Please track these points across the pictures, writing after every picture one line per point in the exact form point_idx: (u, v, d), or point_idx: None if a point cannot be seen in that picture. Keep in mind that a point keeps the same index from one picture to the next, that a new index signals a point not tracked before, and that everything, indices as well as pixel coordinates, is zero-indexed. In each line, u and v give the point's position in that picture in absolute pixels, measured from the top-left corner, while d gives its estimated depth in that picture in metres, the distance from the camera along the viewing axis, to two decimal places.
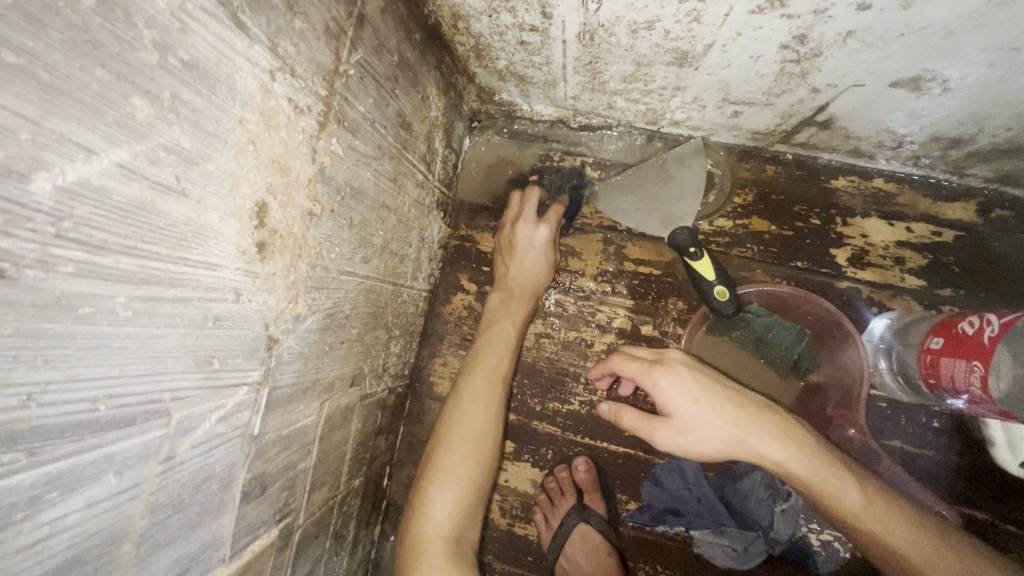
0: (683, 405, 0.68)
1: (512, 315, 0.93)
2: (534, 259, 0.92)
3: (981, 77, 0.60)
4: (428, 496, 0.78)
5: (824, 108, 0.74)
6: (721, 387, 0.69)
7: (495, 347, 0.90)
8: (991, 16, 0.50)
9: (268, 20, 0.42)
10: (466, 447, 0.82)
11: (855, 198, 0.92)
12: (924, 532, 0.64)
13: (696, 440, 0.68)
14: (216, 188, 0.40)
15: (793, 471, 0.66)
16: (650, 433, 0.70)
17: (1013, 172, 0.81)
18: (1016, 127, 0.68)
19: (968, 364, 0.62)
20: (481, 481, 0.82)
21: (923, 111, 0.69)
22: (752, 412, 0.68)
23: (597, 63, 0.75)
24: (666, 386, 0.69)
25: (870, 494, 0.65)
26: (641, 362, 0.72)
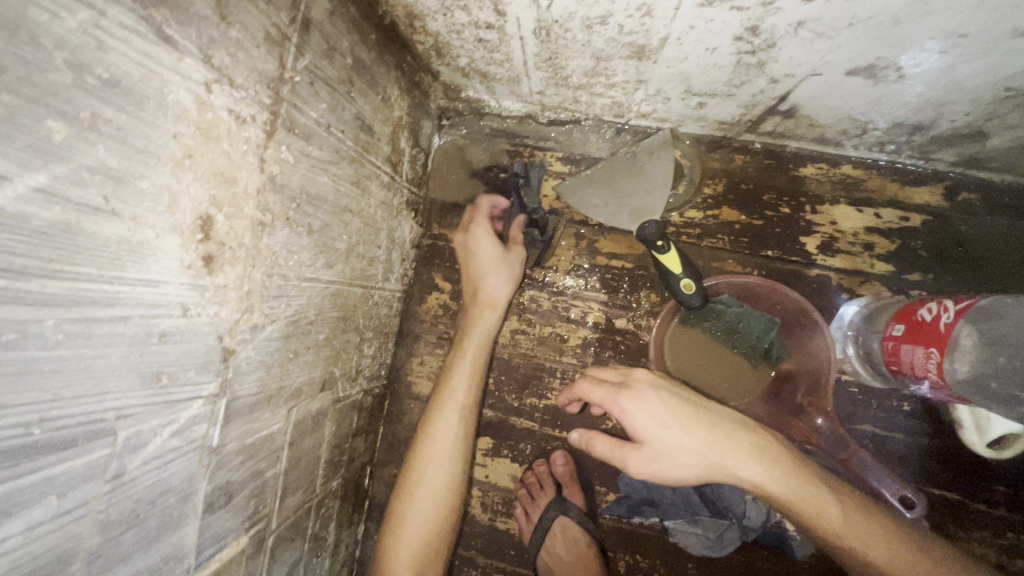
0: (653, 432, 0.68)
1: (475, 331, 0.93)
2: (486, 266, 0.92)
3: (934, 65, 0.60)
4: (391, 548, 0.84)
5: (786, 97, 0.74)
6: (690, 407, 0.70)
7: (460, 380, 0.91)
8: (937, 5, 0.50)
9: (198, 32, 0.42)
10: (431, 486, 0.86)
11: (824, 185, 0.92)
12: (904, 544, 0.65)
13: (669, 465, 0.68)
14: (152, 205, 0.40)
15: (771, 490, 0.67)
16: (623, 459, 0.70)
17: (977, 156, 0.81)
18: (974, 112, 0.68)
19: (926, 350, 0.63)
20: (447, 510, 0.88)
21: (882, 98, 0.69)
22: (724, 432, 0.68)
23: (558, 58, 0.75)
24: (633, 412, 0.69)
25: (848, 512, 0.66)
26: (607, 388, 0.72)
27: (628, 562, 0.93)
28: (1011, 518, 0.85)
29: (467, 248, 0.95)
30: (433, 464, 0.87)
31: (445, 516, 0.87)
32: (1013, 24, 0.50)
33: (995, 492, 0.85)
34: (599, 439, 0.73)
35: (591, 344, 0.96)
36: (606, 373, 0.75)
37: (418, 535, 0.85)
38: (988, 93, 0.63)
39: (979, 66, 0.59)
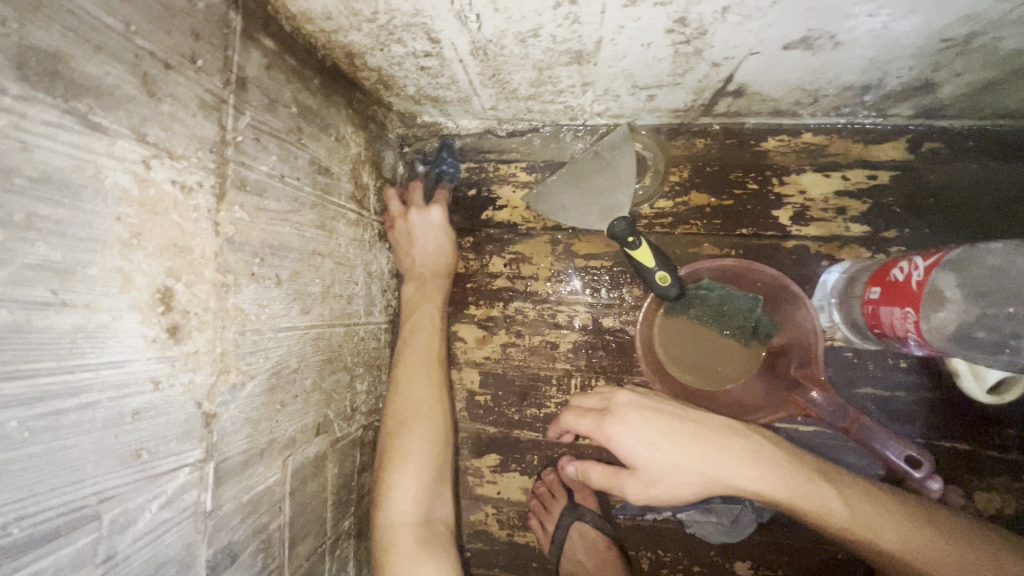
0: (643, 456, 0.68)
1: (431, 291, 0.96)
2: (433, 242, 0.95)
3: (865, 28, 0.60)
4: (387, 488, 0.84)
5: (731, 78, 0.75)
6: (675, 423, 0.71)
7: (424, 330, 0.94)
8: None
9: (127, 113, 0.43)
10: (420, 423, 0.88)
11: (787, 155, 0.92)
12: (917, 525, 0.64)
13: (665, 488, 0.68)
14: (104, 289, 0.41)
15: (771, 494, 0.67)
16: (620, 487, 0.71)
17: (933, 106, 0.81)
18: (918, 66, 0.69)
19: (903, 310, 0.64)
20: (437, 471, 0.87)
21: (824, 65, 0.69)
22: (713, 443, 0.69)
23: (501, 74, 0.75)
24: (621, 438, 0.70)
25: (852, 504, 0.65)
26: (591, 417, 0.73)
27: (652, 558, 0.92)
28: None
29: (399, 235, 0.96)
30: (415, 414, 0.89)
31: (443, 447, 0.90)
32: None
33: (1006, 437, 0.84)
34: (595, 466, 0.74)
35: (582, 347, 0.96)
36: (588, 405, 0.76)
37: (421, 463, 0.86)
38: (926, 47, 0.64)
39: (912, 22, 0.59)
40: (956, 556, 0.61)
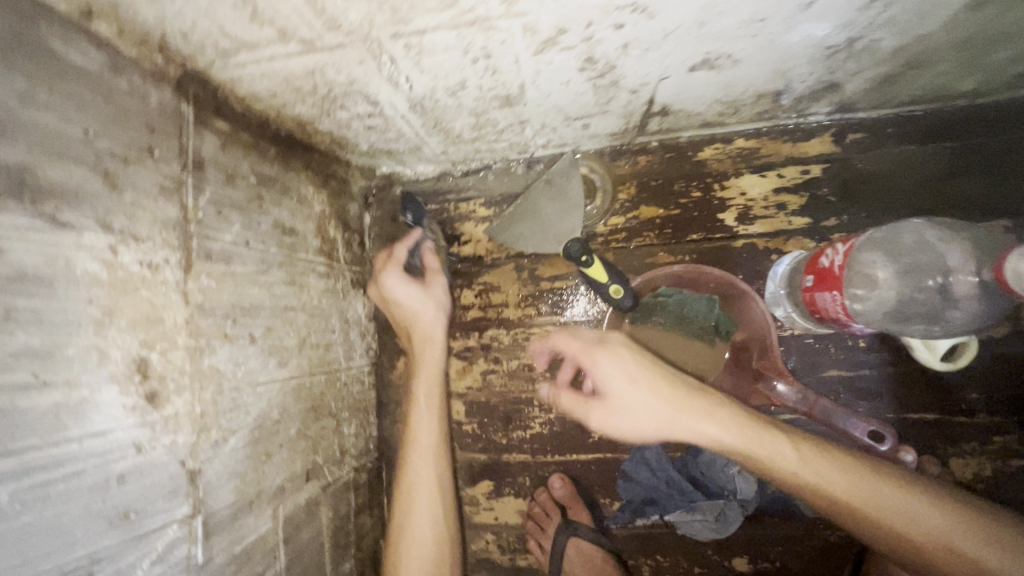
0: (619, 385, 0.72)
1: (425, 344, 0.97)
2: (404, 297, 0.97)
3: (756, 45, 0.66)
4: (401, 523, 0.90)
5: (653, 100, 0.81)
6: (657, 366, 0.74)
7: (423, 377, 0.97)
8: (723, 3, 0.56)
9: (92, 207, 0.48)
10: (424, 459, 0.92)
11: (724, 162, 0.98)
12: (860, 475, 0.68)
13: (627, 418, 0.73)
14: (82, 367, 0.45)
15: (727, 442, 0.70)
16: (587, 412, 0.76)
17: (846, 101, 0.87)
18: (816, 70, 0.75)
19: (831, 293, 0.69)
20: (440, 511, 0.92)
21: (732, 80, 0.76)
22: (682, 391, 0.72)
23: (443, 123, 0.82)
24: (604, 366, 0.74)
25: (802, 452, 0.69)
26: (579, 343, 0.77)
27: (652, 565, 0.94)
28: (994, 421, 0.87)
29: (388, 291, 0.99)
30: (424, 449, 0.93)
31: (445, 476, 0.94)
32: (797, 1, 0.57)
33: (971, 401, 0.88)
34: (572, 397, 0.78)
35: (558, 366, 1.00)
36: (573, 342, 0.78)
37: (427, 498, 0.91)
38: (816, 54, 0.70)
39: (795, 36, 0.65)
40: (896, 500, 0.66)
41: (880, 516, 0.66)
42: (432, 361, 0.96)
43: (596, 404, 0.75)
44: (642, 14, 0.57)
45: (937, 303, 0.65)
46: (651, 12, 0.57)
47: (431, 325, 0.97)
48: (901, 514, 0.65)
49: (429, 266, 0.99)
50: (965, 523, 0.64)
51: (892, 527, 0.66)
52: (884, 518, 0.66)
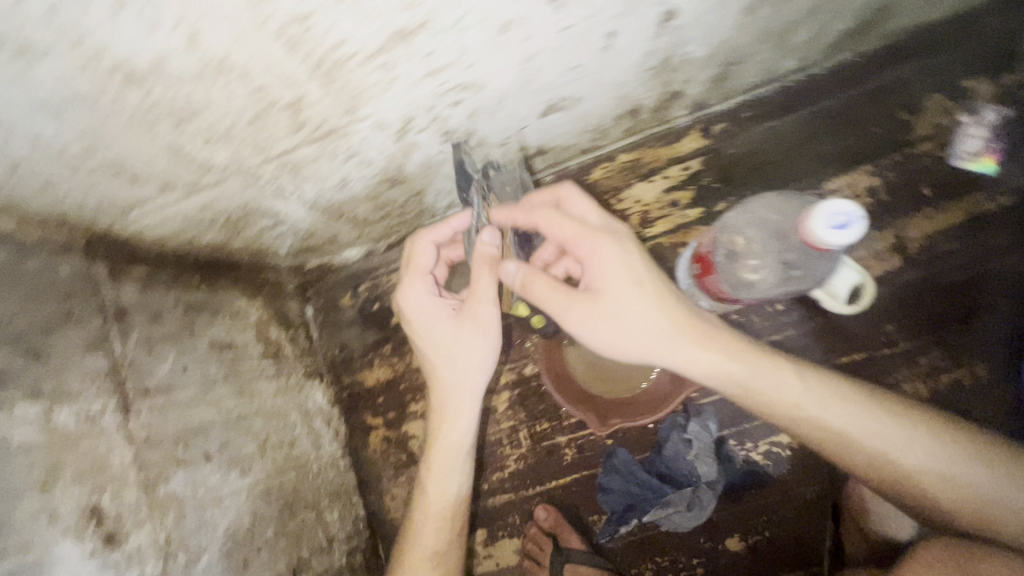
0: (609, 279, 0.66)
1: (456, 361, 0.77)
2: (430, 328, 0.77)
3: (587, 84, 0.75)
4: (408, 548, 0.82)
5: (526, 145, 0.90)
6: (660, 279, 0.67)
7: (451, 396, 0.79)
8: (536, 63, 0.65)
9: (20, 382, 0.54)
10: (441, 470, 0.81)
11: (614, 177, 1.08)
12: (865, 407, 0.66)
13: (610, 319, 0.66)
14: (34, 528, 0.51)
15: (726, 370, 0.67)
16: (562, 309, 0.66)
17: (698, 101, 0.97)
18: (654, 87, 0.84)
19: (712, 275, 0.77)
20: (456, 513, 0.83)
21: (585, 113, 0.85)
22: (678, 309, 0.67)
23: (346, 212, 0.89)
24: (602, 256, 0.66)
25: (806, 384, 0.67)
26: (580, 227, 0.67)
27: (653, 568, 0.97)
28: (914, 347, 0.93)
29: (409, 304, 0.79)
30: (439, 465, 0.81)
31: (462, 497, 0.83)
32: (597, 47, 0.66)
33: (888, 335, 0.94)
34: (547, 291, 0.67)
35: (516, 402, 1.04)
36: (567, 221, 0.67)
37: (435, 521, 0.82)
38: (645, 75, 0.79)
39: (617, 69, 0.74)
40: (904, 442, 0.64)
41: (880, 457, 0.64)
42: (471, 391, 0.78)
43: (579, 303, 0.66)
44: (471, 89, 0.65)
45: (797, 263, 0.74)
46: (479, 86, 0.65)
47: (473, 373, 0.77)
48: (904, 455, 0.64)
49: (476, 288, 0.73)
50: (980, 471, 0.62)
51: (892, 468, 0.64)
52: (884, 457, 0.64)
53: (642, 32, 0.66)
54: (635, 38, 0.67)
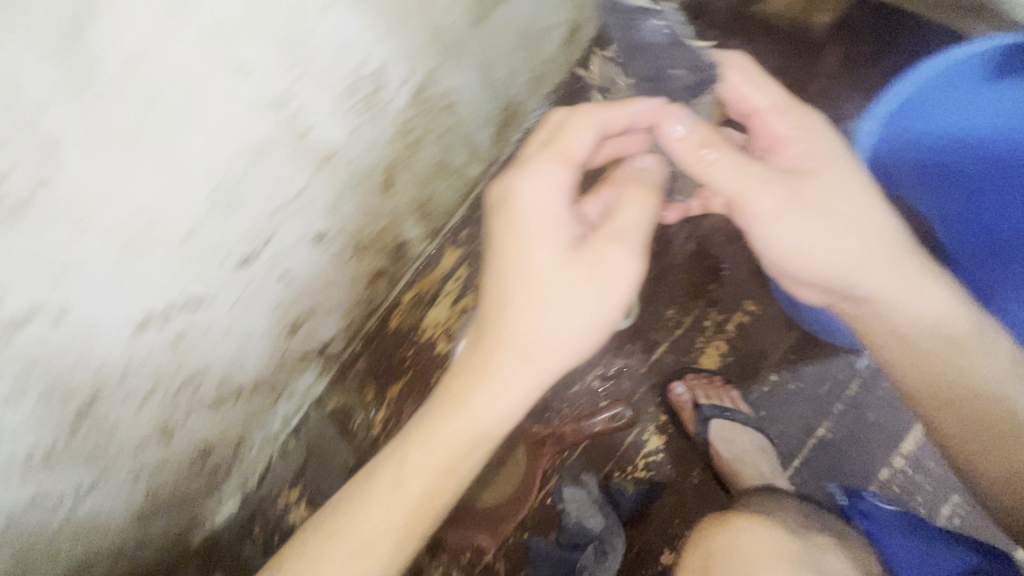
0: (730, 180, 0.61)
1: (510, 359, 0.57)
2: (528, 258, 0.57)
3: (301, 292, 0.85)
4: (360, 509, 0.58)
5: (300, 347, 0.98)
6: (810, 198, 0.62)
7: (493, 373, 0.58)
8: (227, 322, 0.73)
9: None
10: (448, 433, 0.57)
11: (410, 314, 1.16)
12: (956, 342, 0.64)
13: (723, 185, 0.61)
14: None
15: (846, 265, 0.63)
16: (707, 178, 0.62)
17: (428, 228, 1.11)
18: (369, 252, 0.97)
19: None
20: (436, 512, 0.59)
21: (328, 302, 0.95)
22: (823, 207, 0.62)
23: (177, 494, 0.92)
24: (719, 164, 0.61)
25: (892, 278, 0.64)
26: (734, 155, 0.61)
27: None
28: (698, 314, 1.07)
29: (517, 205, 0.58)
30: (455, 419, 0.57)
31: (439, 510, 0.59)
32: (271, 279, 0.76)
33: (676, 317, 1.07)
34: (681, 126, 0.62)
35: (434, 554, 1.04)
36: (762, 92, 0.68)
37: (392, 529, 0.58)
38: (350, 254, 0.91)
39: (315, 270, 0.84)
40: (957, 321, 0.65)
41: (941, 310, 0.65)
42: (545, 360, 0.58)
43: (663, 230, 0.61)
44: (186, 371, 0.73)
45: None
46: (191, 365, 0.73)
47: (535, 342, 0.57)
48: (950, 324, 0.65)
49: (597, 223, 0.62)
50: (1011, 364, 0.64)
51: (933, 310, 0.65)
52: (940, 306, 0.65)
53: (300, 248, 0.78)
54: (299, 254, 0.78)
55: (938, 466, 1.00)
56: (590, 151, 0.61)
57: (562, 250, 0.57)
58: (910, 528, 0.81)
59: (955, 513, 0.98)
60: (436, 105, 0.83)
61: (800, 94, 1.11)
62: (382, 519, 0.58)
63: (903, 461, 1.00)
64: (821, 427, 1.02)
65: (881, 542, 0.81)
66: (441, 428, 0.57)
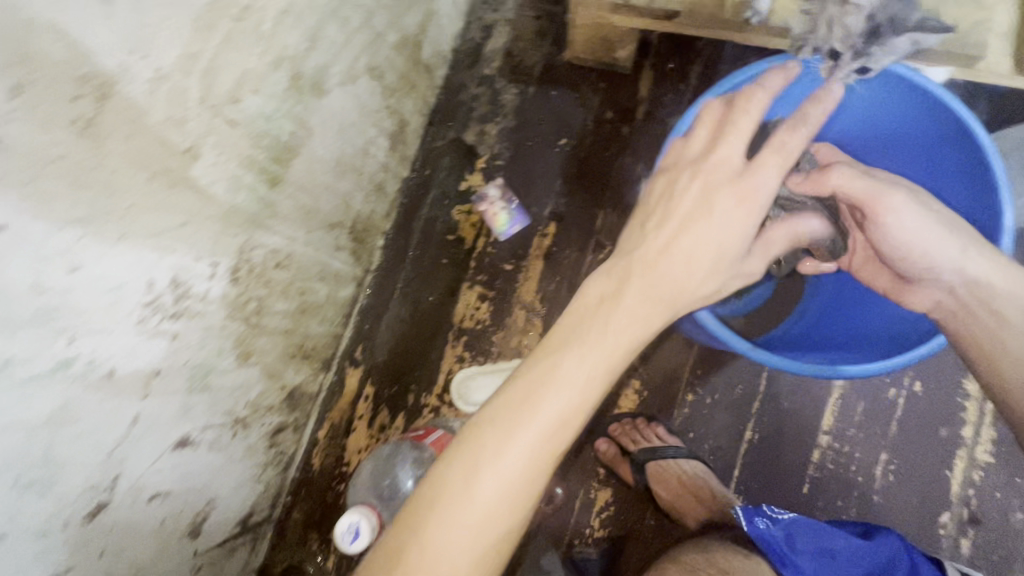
0: (692, 232, 0.60)
1: (617, 318, 0.57)
2: (669, 263, 0.59)
3: (185, 496, 0.79)
4: (447, 508, 0.51)
5: (215, 540, 0.91)
6: (851, 176, 0.69)
7: (603, 333, 0.56)
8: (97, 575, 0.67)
9: None
10: (553, 416, 0.53)
11: (331, 450, 1.13)
12: (977, 266, 0.65)
13: (664, 265, 0.59)
14: None
15: (902, 242, 0.68)
16: (696, 233, 0.60)
17: (318, 364, 1.08)
18: (256, 419, 0.92)
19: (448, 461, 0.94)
20: (503, 529, 0.52)
21: (229, 485, 0.90)
22: (848, 185, 0.70)
23: None
24: (722, 203, 0.60)
25: (965, 242, 0.65)
26: (771, 159, 0.61)
27: None
28: None
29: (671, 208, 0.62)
30: (563, 396, 0.53)
31: (548, 465, 0.53)
32: (137, 509, 0.71)
33: None
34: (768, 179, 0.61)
35: None
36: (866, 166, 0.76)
37: (492, 508, 0.51)
38: (229, 434, 0.86)
39: (191, 471, 0.79)
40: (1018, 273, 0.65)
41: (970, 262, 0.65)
42: (647, 321, 0.58)
43: (716, 228, 0.60)
44: None
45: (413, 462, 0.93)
46: None
47: (675, 272, 0.59)
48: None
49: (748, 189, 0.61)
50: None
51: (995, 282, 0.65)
52: (977, 260, 0.65)
53: (161, 463, 0.72)
54: (163, 470, 0.73)
55: (860, 430, 1.03)
56: (755, 222, 0.61)
57: (654, 268, 0.59)
58: (805, 532, 0.78)
59: (889, 469, 1.01)
60: (266, 268, 0.81)
61: (631, 123, 1.16)
62: (476, 513, 0.51)
63: (829, 436, 1.04)
64: (747, 430, 1.05)
65: (786, 562, 0.77)
66: (538, 387, 0.53)
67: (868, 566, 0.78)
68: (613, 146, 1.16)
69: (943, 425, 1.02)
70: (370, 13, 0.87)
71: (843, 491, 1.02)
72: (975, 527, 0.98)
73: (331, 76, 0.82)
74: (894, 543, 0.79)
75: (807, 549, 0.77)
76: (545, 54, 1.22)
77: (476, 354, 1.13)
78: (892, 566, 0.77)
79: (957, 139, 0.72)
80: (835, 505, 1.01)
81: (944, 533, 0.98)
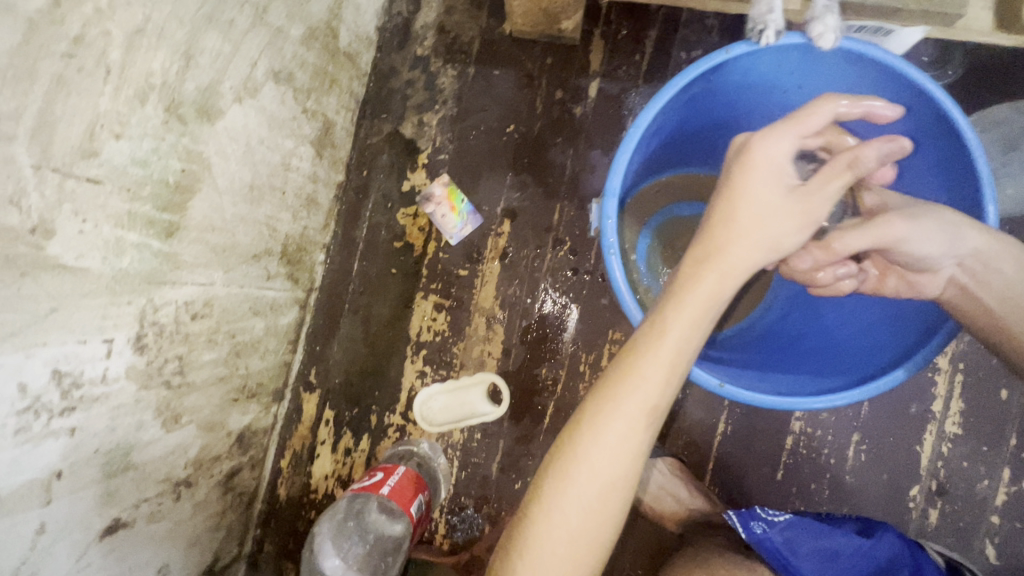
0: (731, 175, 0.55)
1: (684, 296, 0.53)
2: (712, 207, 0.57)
3: None
4: (545, 504, 0.53)
5: None
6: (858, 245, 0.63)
7: (674, 314, 0.53)
8: None
9: None
10: (635, 410, 0.52)
11: (296, 478, 1.07)
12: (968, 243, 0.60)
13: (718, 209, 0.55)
14: None
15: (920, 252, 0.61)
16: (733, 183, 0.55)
17: (268, 396, 1.01)
18: (205, 472, 0.86)
19: (409, 502, 0.87)
20: (599, 523, 0.53)
21: (183, 546, 0.85)
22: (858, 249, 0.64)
23: None
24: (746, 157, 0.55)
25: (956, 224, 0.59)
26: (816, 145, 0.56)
27: None
28: (569, 367, 1.03)
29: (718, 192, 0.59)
30: (643, 389, 0.52)
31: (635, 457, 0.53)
32: None
33: (547, 377, 1.04)
34: (783, 140, 0.52)
35: None
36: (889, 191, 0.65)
37: (585, 505, 0.52)
38: (174, 498, 0.79)
39: (132, 553, 0.73)
40: None
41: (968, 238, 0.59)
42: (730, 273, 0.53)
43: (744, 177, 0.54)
44: None
45: (355, 521, 0.87)
46: None
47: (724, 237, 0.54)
48: None
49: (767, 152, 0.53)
50: None
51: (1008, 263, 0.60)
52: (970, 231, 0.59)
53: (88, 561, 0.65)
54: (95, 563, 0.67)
55: (832, 414, 1.02)
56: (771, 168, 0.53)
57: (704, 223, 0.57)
58: (804, 535, 0.67)
59: (861, 449, 1.02)
60: (180, 324, 0.72)
61: (583, 103, 1.05)
62: (571, 509, 0.52)
63: (802, 422, 1.03)
64: (721, 423, 1.03)
65: (788, 569, 0.66)
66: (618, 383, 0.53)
67: (872, 570, 0.66)
68: (565, 130, 1.05)
69: (914, 402, 1.01)
70: (261, 6, 0.73)
71: (816, 474, 1.02)
72: (943, 497, 1.00)
73: (223, 94, 0.70)
74: (896, 543, 0.67)
75: (809, 553, 0.66)
76: (483, 26, 1.08)
77: (438, 368, 1.07)
78: (895, 569, 0.66)
79: (937, 131, 0.64)
80: (809, 488, 1.02)
81: (914, 506, 1.00)
